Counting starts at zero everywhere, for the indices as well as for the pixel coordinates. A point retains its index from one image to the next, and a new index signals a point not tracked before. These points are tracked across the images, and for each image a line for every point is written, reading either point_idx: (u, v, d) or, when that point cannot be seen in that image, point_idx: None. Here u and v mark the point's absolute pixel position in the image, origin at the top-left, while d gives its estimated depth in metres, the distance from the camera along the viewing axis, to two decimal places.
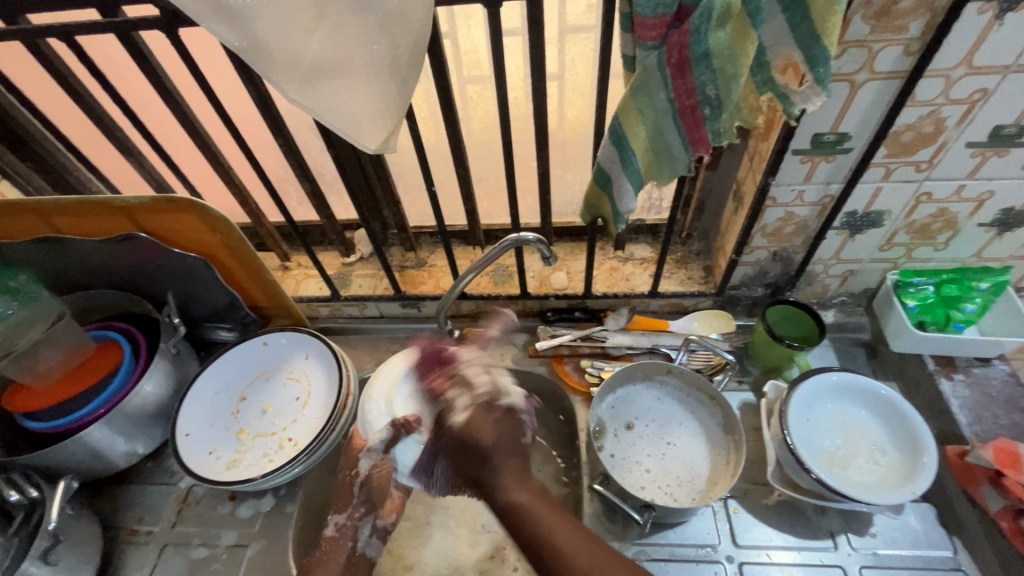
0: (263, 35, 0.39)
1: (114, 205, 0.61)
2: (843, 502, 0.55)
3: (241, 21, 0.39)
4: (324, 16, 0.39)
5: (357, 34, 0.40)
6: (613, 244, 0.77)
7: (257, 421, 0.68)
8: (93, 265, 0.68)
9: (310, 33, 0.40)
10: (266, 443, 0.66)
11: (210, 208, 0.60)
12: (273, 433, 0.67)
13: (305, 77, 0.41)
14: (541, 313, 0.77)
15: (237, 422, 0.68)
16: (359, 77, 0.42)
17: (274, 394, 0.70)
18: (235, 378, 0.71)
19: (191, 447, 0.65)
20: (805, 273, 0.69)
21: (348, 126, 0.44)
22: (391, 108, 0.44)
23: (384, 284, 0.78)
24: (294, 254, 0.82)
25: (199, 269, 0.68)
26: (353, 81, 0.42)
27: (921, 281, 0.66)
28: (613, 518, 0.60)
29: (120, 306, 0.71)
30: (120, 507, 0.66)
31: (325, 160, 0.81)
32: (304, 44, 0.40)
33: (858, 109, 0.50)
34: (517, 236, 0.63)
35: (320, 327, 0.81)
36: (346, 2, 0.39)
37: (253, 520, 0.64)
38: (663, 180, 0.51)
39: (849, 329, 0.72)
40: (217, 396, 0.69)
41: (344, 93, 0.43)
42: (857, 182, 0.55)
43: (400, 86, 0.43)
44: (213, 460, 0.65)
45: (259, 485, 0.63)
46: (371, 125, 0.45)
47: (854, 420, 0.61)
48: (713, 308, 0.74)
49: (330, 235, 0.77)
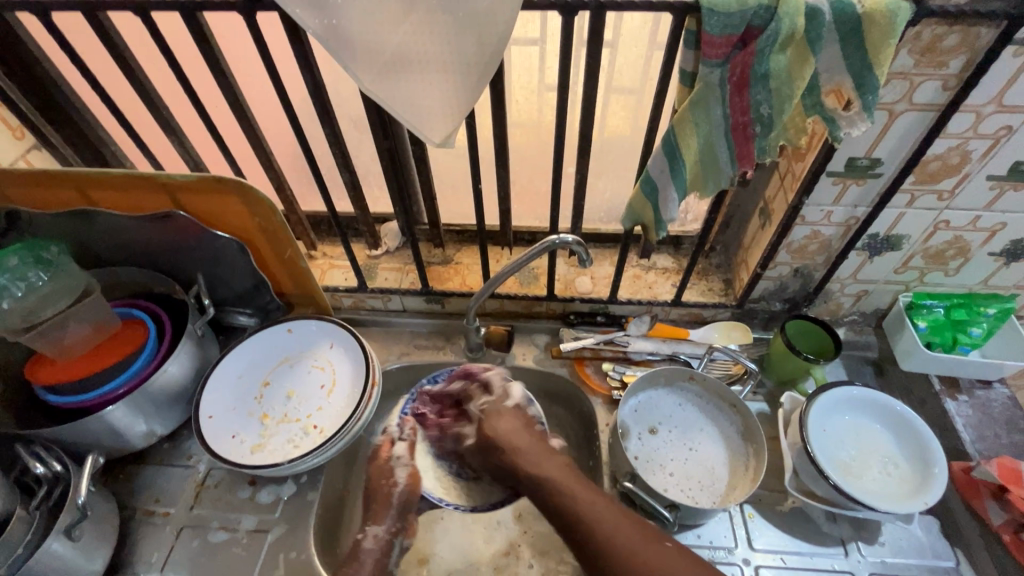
0: (351, 26, 0.41)
1: (156, 181, 0.61)
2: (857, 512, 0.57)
3: (330, 11, 0.40)
4: (412, 11, 0.41)
5: (440, 30, 0.42)
6: (637, 253, 0.79)
7: (282, 406, 0.68)
8: (125, 241, 0.67)
9: (397, 26, 0.41)
10: (290, 429, 0.66)
11: (253, 189, 0.60)
12: (298, 419, 0.67)
13: (384, 68, 0.43)
14: (564, 316, 0.79)
15: (260, 407, 0.68)
16: (438, 72, 0.43)
17: (298, 381, 0.70)
18: (259, 363, 0.71)
19: (214, 430, 0.65)
20: (823, 291, 0.72)
21: (416, 117, 0.45)
22: (460, 104, 0.45)
23: (410, 279, 0.79)
24: (321, 243, 0.82)
25: (232, 251, 0.67)
26: (431, 75, 0.43)
27: (932, 304, 0.69)
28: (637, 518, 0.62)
29: (144, 285, 0.70)
30: (136, 488, 0.66)
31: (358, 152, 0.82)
32: (389, 36, 0.41)
33: (891, 139, 0.53)
34: (557, 238, 0.64)
35: (342, 317, 0.82)
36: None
37: (274, 506, 0.64)
38: (707, 192, 0.53)
39: (859, 347, 0.75)
40: (240, 380, 0.69)
41: (421, 89, 0.44)
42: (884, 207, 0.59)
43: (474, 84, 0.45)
44: (237, 443, 0.65)
45: (283, 470, 0.63)
46: (439, 118, 0.46)
47: (867, 432, 0.64)
48: (732, 320, 0.76)
49: (360, 226, 0.77)
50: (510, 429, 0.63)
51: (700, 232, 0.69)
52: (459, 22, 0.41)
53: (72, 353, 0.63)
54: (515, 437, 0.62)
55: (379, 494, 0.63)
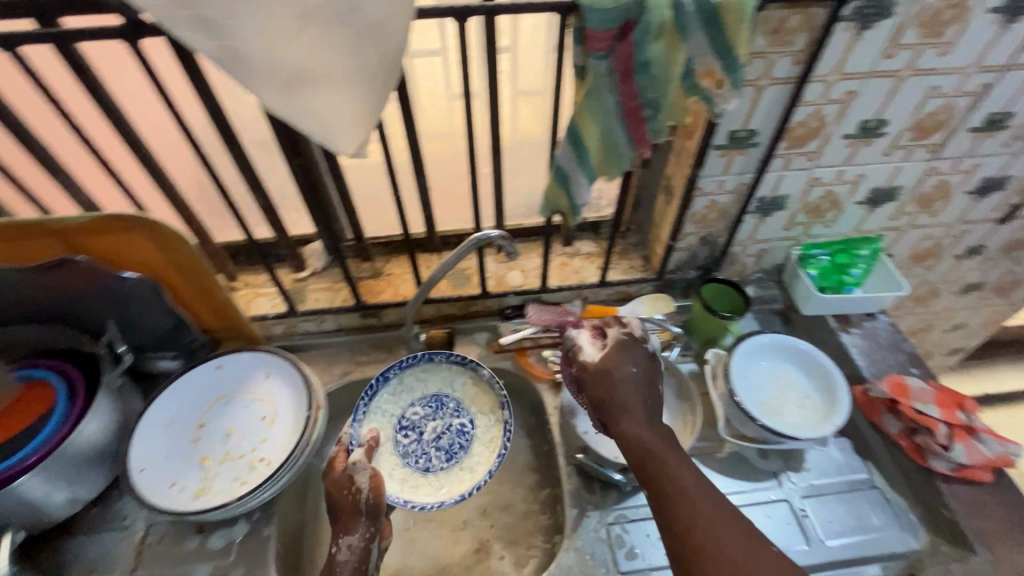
0: (244, 45, 0.40)
1: (45, 227, 0.56)
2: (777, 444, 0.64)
3: (221, 32, 0.40)
4: (308, 24, 0.41)
5: (337, 42, 0.42)
6: (560, 241, 0.83)
7: (222, 446, 0.65)
8: (14, 296, 0.61)
9: (294, 41, 0.41)
10: (234, 467, 0.64)
11: (160, 223, 0.58)
12: (241, 456, 0.65)
13: (284, 84, 0.43)
14: (500, 312, 0.82)
15: (197, 450, 0.65)
16: (340, 83, 0.44)
17: (236, 417, 0.67)
18: (189, 405, 0.67)
19: (148, 482, 0.61)
20: (728, 254, 0.79)
21: (326, 129, 0.46)
22: (368, 112, 0.46)
23: (342, 296, 0.78)
24: (241, 272, 0.79)
25: (142, 290, 0.63)
26: (334, 86, 0.44)
27: (818, 253, 0.78)
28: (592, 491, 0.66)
29: (45, 341, 0.64)
30: (65, 562, 0.60)
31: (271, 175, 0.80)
32: (286, 51, 0.41)
33: (762, 111, 0.60)
34: (482, 234, 0.66)
35: (275, 346, 0.79)
36: (331, 13, 0.41)
37: (228, 550, 0.61)
38: (613, 174, 0.57)
39: (766, 300, 0.83)
40: (171, 426, 0.65)
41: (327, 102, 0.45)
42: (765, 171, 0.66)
43: (379, 92, 0.46)
44: (177, 492, 0.61)
45: (232, 510, 0.61)
46: (349, 128, 0.46)
47: (783, 373, 0.71)
48: (654, 292, 0.82)
49: (282, 249, 0.75)
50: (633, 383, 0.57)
51: (614, 214, 0.74)
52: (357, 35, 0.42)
53: None
54: (625, 392, 0.56)
55: (345, 504, 0.60)
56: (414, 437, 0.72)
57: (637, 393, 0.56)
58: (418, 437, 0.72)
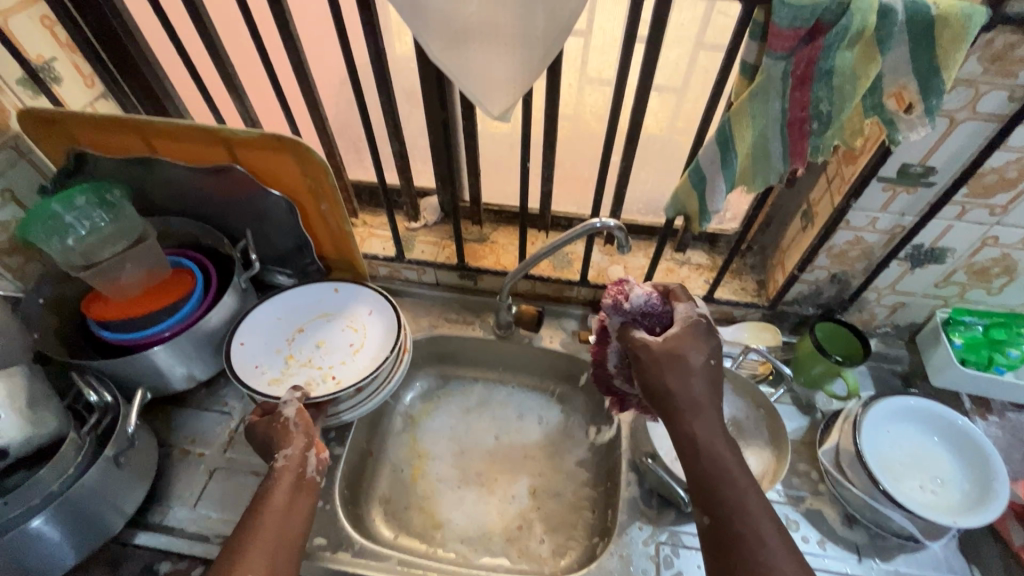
0: (459, 55, 0.61)
1: (222, 137, 0.86)
2: (855, 453, 0.82)
3: (458, 49, 0.61)
4: (478, 35, 0.60)
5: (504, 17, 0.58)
6: (672, 248, 1.08)
7: (310, 351, 0.96)
8: (190, 193, 0.95)
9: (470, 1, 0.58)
10: (309, 373, 0.93)
11: (304, 148, 0.85)
12: (320, 367, 0.94)
13: (450, 42, 0.61)
14: (595, 301, 1.08)
15: (288, 349, 0.96)
16: (509, 46, 0.61)
17: (330, 335, 0.98)
18: (298, 315, 1.00)
19: (242, 352, 0.93)
20: (860, 298, 0.96)
21: (481, 93, 0.65)
22: (516, 87, 0.64)
23: (443, 255, 1.10)
24: (363, 214, 1.14)
25: (278, 209, 0.95)
26: (501, 53, 0.61)
27: (970, 321, 0.93)
28: (656, 502, 0.86)
29: (200, 238, 0.99)
30: (174, 428, 0.93)
31: (497, 105, 0.66)
32: (464, 9, 0.58)
33: (952, 148, 0.71)
34: (601, 222, 0.86)
35: (379, 283, 1.14)
36: (507, 36, 0.60)
37: None
38: (757, 183, 0.72)
39: (889, 359, 1.01)
40: (278, 320, 0.99)
41: (488, 54, 0.61)
42: (932, 214, 0.78)
43: (529, 67, 0.63)
44: (258, 371, 0.92)
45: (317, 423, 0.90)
46: (499, 97, 0.65)
47: (928, 445, 0.83)
48: (765, 321, 1.02)
49: (408, 199, 1.08)
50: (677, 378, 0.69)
51: (743, 229, 0.93)
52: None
53: (126, 294, 0.90)
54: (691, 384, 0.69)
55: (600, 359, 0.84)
56: (883, 466, 0.81)
57: (694, 349, 0.70)
58: (889, 473, 0.81)
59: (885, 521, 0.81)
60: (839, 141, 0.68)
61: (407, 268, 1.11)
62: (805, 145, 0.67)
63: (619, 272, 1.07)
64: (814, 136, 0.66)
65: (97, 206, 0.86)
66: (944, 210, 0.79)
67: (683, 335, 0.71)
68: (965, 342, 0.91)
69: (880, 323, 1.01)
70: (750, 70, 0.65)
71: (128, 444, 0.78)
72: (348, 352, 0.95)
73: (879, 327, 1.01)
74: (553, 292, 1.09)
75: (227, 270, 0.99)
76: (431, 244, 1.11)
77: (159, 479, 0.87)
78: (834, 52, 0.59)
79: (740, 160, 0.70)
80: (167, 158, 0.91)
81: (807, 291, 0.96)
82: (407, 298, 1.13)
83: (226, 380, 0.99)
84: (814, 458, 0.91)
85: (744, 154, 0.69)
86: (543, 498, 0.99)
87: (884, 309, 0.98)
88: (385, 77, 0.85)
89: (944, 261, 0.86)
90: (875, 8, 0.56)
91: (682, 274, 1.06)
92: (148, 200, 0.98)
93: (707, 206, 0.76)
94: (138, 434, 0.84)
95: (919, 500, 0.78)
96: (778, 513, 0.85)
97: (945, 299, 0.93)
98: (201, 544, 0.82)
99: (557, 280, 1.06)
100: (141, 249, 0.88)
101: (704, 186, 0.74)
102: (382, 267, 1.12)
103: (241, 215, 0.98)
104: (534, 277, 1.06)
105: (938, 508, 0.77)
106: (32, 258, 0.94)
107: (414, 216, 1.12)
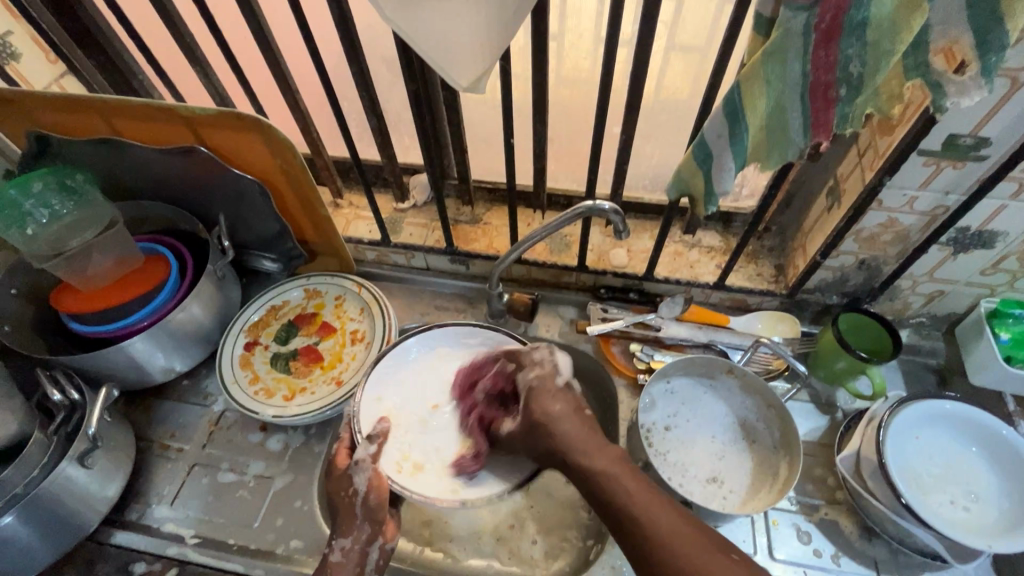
0: (416, 15, 0.53)
1: (184, 117, 0.80)
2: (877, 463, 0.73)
3: (414, 7, 0.52)
4: None
5: None
6: (682, 229, 0.98)
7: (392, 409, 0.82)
8: (160, 176, 0.90)
9: None
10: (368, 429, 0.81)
11: (270, 127, 0.78)
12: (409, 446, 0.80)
13: (404, 1, 0.52)
14: (595, 288, 1.00)
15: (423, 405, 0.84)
16: (474, 4, 0.52)
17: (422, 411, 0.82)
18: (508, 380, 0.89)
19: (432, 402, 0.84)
20: (892, 286, 0.85)
21: (446, 62, 0.56)
22: (486, 52, 0.55)
23: (432, 238, 1.02)
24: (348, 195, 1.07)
25: (253, 193, 0.89)
26: (465, 12, 0.52)
27: (1020, 314, 0.80)
28: None
29: (175, 224, 0.94)
30: (153, 422, 0.90)
31: (467, 74, 0.57)
32: None
33: (1010, 115, 0.60)
34: (595, 205, 0.78)
35: (367, 268, 1.08)
36: None
37: (283, 452, 0.87)
38: (770, 162, 0.62)
39: (922, 353, 0.90)
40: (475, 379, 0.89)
41: (448, 14, 0.53)
42: (982, 193, 0.67)
43: (499, 28, 0.54)
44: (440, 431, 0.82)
45: (295, 421, 0.86)
46: (467, 66, 0.56)
47: (963, 456, 0.74)
48: (781, 311, 0.93)
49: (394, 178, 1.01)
50: (566, 432, 0.64)
51: (760, 210, 0.83)
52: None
53: (96, 285, 0.85)
54: (562, 427, 0.65)
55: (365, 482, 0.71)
56: (910, 478, 0.73)
57: (567, 401, 0.68)
58: (916, 486, 0.72)
59: (909, 537, 0.73)
60: (873, 109, 0.57)
61: (394, 253, 1.04)
62: (830, 115, 0.57)
63: (621, 255, 0.98)
64: (842, 103, 0.56)
65: (57, 192, 0.83)
66: (997, 188, 0.67)
67: (541, 390, 0.70)
68: (1013, 338, 0.80)
69: (914, 313, 0.90)
70: (765, 25, 0.55)
71: (92, 444, 0.74)
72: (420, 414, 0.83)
73: (913, 316, 0.91)
74: (551, 278, 1.01)
75: (204, 255, 0.94)
76: (419, 226, 1.04)
77: (138, 475, 0.85)
78: (868, 0, 0.48)
79: (752, 132, 0.60)
80: (132, 140, 0.85)
81: (831, 278, 0.86)
82: (397, 284, 1.07)
83: (206, 371, 0.95)
84: (832, 462, 0.83)
85: (756, 126, 0.59)
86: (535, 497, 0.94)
87: (919, 299, 0.87)
88: (354, 45, 0.76)
89: (993, 246, 0.75)
90: None
91: (691, 258, 0.96)
92: (119, 183, 0.93)
93: (714, 188, 0.66)
94: (110, 430, 0.81)
95: (948, 519, 0.70)
96: (788, 523, 0.78)
97: (992, 288, 0.82)
98: (178, 543, 0.80)
99: (553, 265, 0.97)
100: (107, 237, 0.84)
101: (711, 164, 0.65)
102: (369, 252, 1.05)
103: (215, 199, 0.92)
104: (529, 262, 0.98)
105: (969, 528, 0.69)
106: (3, 246, 0.91)
107: (401, 196, 1.05)
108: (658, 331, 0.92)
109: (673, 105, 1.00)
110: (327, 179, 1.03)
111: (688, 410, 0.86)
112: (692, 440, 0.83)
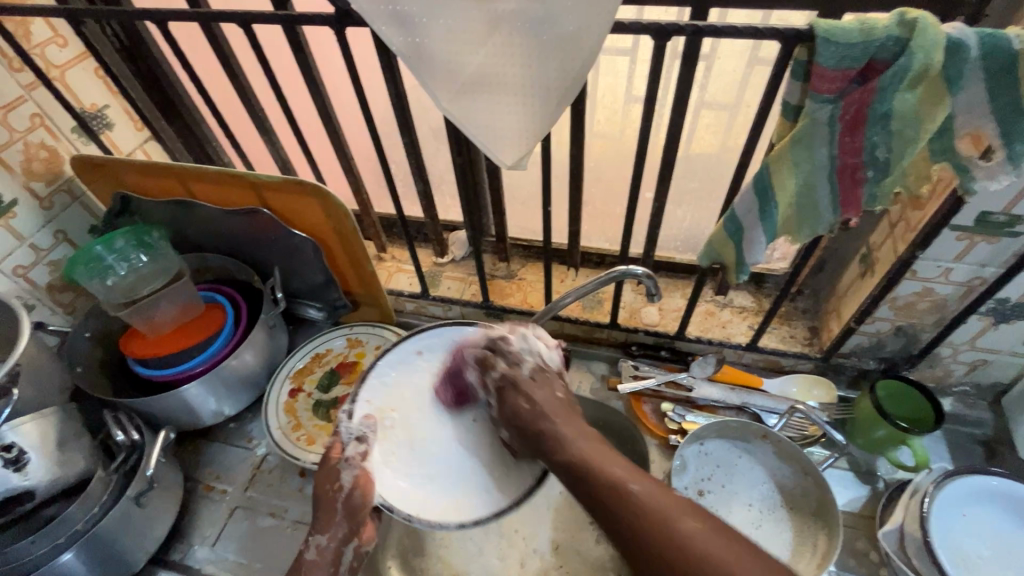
0: (467, 101, 0.58)
1: (253, 182, 0.88)
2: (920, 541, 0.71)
3: (466, 94, 0.58)
4: (487, 82, 0.57)
5: (513, 59, 0.55)
6: (713, 290, 1.00)
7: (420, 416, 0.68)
8: (224, 233, 0.98)
9: (478, 47, 0.55)
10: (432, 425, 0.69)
11: (329, 192, 0.86)
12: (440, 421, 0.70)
13: (459, 90, 0.58)
14: (627, 345, 1.01)
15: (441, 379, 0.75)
16: (519, 93, 0.57)
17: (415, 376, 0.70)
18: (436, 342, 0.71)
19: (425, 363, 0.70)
20: (931, 354, 0.84)
21: (492, 142, 0.61)
22: (530, 135, 0.60)
23: (468, 291, 1.07)
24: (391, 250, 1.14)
25: (306, 249, 0.96)
26: (512, 101, 0.58)
27: None
28: None
29: (234, 276, 1.02)
30: (201, 464, 0.95)
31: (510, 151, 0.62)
32: (470, 57, 0.56)
33: None
34: (628, 269, 0.81)
35: (405, 319, 1.13)
36: (517, 84, 0.57)
37: None
38: (801, 236, 0.64)
39: (968, 423, 0.88)
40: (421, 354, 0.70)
41: (496, 102, 0.58)
42: (1020, 266, 0.67)
43: (541, 112, 0.58)
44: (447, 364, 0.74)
45: None
46: (512, 147, 0.61)
47: (1016, 538, 0.71)
48: (817, 374, 0.92)
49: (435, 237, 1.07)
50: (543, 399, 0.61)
51: (792, 275, 0.84)
52: (542, 48, 0.54)
53: (159, 333, 0.92)
54: (551, 411, 0.60)
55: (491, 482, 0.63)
56: (958, 559, 0.70)
57: (547, 382, 0.63)
58: (966, 568, 0.69)
59: None
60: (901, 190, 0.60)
61: (432, 305, 1.09)
62: (858, 194, 0.59)
63: (653, 314, 1.00)
64: (869, 184, 0.58)
65: (135, 247, 0.91)
66: None
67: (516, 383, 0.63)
68: None
69: (956, 381, 0.88)
70: (792, 112, 0.58)
71: (148, 485, 0.79)
72: (398, 436, 0.65)
73: (956, 384, 0.89)
74: (582, 333, 1.03)
75: (257, 305, 1.01)
76: (457, 280, 1.09)
77: (183, 515, 0.89)
78: (892, 93, 0.51)
79: (781, 211, 0.63)
80: (202, 200, 0.94)
81: (867, 343, 0.86)
82: None
83: (252, 415, 1.00)
84: (874, 536, 0.80)
85: (785, 204, 0.62)
86: (564, 555, 0.93)
87: (961, 367, 0.85)
88: (407, 120, 0.84)
89: None
90: (943, 44, 0.48)
91: (722, 318, 0.97)
92: (188, 237, 1.01)
93: (744, 258, 0.68)
94: (164, 472, 0.86)
95: None
96: None
97: None
98: None
99: (586, 321, 1.00)
100: (175, 288, 0.91)
101: (740, 236, 0.67)
102: (408, 303, 1.11)
103: (271, 253, 1.00)
104: (561, 318, 1.01)
105: None
106: (82, 293, 1.00)
107: (441, 251, 1.11)
108: (690, 391, 0.92)
109: (701, 167, 1.03)
110: (373, 235, 1.10)
111: (723, 475, 0.85)
112: (725, 504, 0.83)
